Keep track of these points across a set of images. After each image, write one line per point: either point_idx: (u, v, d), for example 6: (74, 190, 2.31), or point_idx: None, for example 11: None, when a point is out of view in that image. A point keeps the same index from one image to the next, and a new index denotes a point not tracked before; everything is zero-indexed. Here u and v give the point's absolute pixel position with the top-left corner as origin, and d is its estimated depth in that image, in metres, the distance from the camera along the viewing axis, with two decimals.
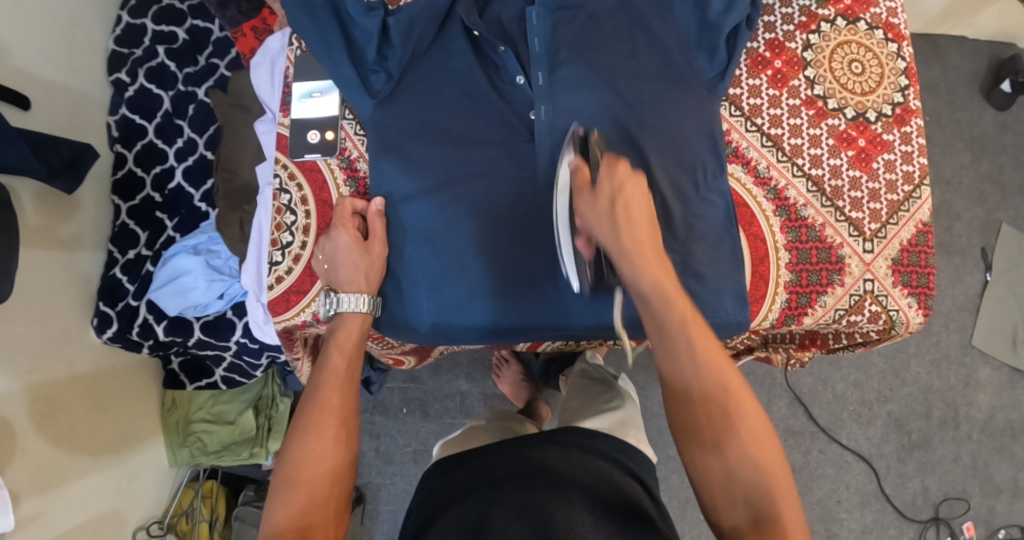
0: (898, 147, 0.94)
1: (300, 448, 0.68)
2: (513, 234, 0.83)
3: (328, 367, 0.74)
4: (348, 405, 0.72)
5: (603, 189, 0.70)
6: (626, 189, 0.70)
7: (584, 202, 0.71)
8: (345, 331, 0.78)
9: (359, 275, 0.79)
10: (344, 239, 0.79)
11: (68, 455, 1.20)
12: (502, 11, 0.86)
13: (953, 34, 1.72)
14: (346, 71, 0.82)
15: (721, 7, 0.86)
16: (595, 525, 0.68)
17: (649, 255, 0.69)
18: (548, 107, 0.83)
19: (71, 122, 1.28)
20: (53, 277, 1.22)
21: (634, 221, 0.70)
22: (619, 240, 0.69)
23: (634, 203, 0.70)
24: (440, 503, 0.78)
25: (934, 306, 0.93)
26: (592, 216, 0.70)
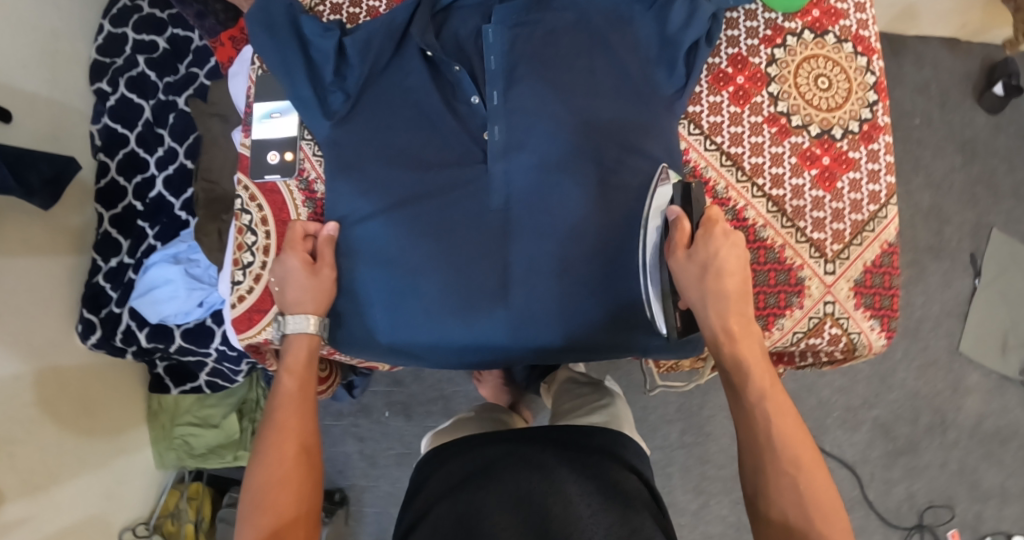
0: (864, 165, 0.94)
1: (263, 474, 0.67)
2: (466, 254, 0.83)
3: (281, 390, 0.75)
4: (306, 427, 0.73)
5: (699, 253, 0.71)
6: (724, 254, 0.71)
7: (677, 259, 0.73)
8: (294, 353, 0.78)
9: (307, 298, 0.79)
10: (292, 262, 0.80)
11: (56, 459, 1.22)
12: (459, 28, 0.87)
13: (945, 35, 1.69)
14: (304, 93, 0.83)
15: (681, 21, 0.85)
16: (597, 518, 0.67)
17: (734, 320, 0.71)
18: (503, 126, 0.82)
19: (54, 133, 1.30)
20: (37, 288, 1.24)
21: (728, 285, 0.71)
22: (707, 303, 0.71)
23: (729, 270, 0.71)
24: (429, 497, 0.77)
25: (897, 327, 0.93)
26: (684, 274, 0.72)
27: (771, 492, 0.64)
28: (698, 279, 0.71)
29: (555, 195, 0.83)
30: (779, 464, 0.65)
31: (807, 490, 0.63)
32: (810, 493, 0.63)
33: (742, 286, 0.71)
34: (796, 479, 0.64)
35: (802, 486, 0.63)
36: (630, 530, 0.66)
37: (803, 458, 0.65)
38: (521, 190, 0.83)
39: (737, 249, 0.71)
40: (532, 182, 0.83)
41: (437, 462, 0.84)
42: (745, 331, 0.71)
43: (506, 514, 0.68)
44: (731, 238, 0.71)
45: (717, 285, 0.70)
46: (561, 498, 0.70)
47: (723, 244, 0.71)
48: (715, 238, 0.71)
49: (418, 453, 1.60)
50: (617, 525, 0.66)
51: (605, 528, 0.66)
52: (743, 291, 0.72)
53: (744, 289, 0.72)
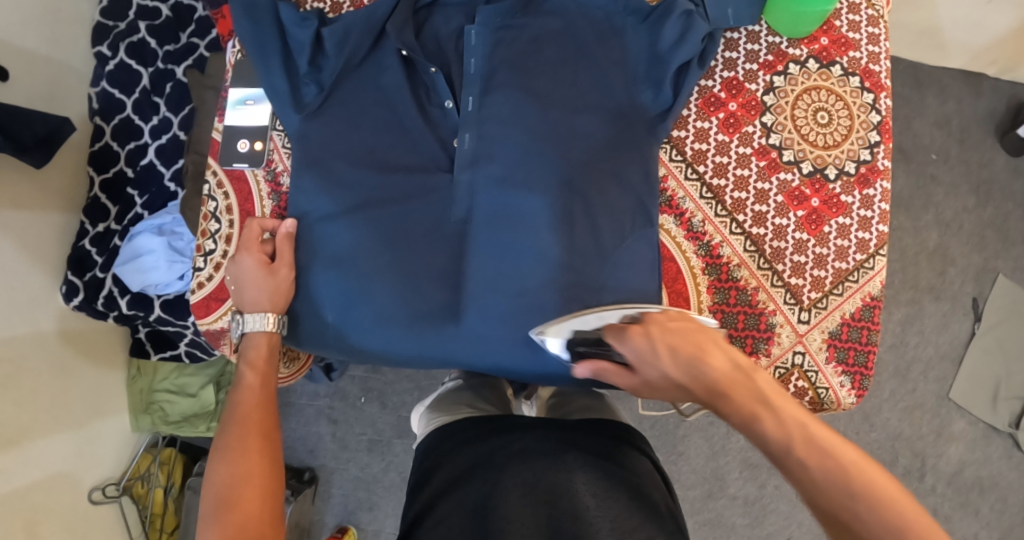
0: (856, 211, 0.90)
1: (227, 469, 0.66)
2: (422, 260, 0.81)
3: (243, 384, 0.75)
4: (270, 420, 0.73)
5: (644, 369, 0.65)
6: (661, 346, 0.65)
7: (641, 389, 0.67)
8: (254, 348, 0.78)
9: (263, 297, 0.79)
10: (247, 262, 0.80)
11: (29, 415, 1.23)
12: (441, 27, 0.85)
13: (972, 70, 1.62)
14: (277, 83, 0.82)
15: (673, 39, 0.82)
16: (601, 508, 0.65)
17: (724, 373, 0.62)
18: (474, 134, 0.80)
19: (51, 94, 1.30)
20: (23, 246, 1.26)
21: (692, 364, 0.63)
22: (706, 391, 0.62)
23: (677, 345, 0.64)
24: (438, 486, 0.76)
25: (869, 388, 0.89)
26: (662, 390, 0.66)
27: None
28: (675, 386, 0.65)
29: (515, 211, 0.80)
30: (830, 510, 0.55)
31: (881, 522, 0.52)
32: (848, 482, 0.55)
33: (700, 346, 0.64)
34: (858, 511, 0.54)
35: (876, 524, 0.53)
36: (634, 524, 0.64)
37: (855, 486, 0.54)
38: (483, 203, 0.80)
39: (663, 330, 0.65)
40: (494, 196, 0.80)
41: (435, 456, 0.83)
42: (740, 372, 0.62)
43: (521, 498, 0.68)
44: (648, 328, 0.66)
45: (683, 372, 0.63)
46: (568, 491, 0.68)
47: (652, 336, 0.65)
48: (638, 346, 0.65)
49: (390, 442, 1.60)
50: (622, 517, 0.64)
51: (610, 518, 0.64)
52: (703, 348, 0.64)
53: (700, 346, 0.64)
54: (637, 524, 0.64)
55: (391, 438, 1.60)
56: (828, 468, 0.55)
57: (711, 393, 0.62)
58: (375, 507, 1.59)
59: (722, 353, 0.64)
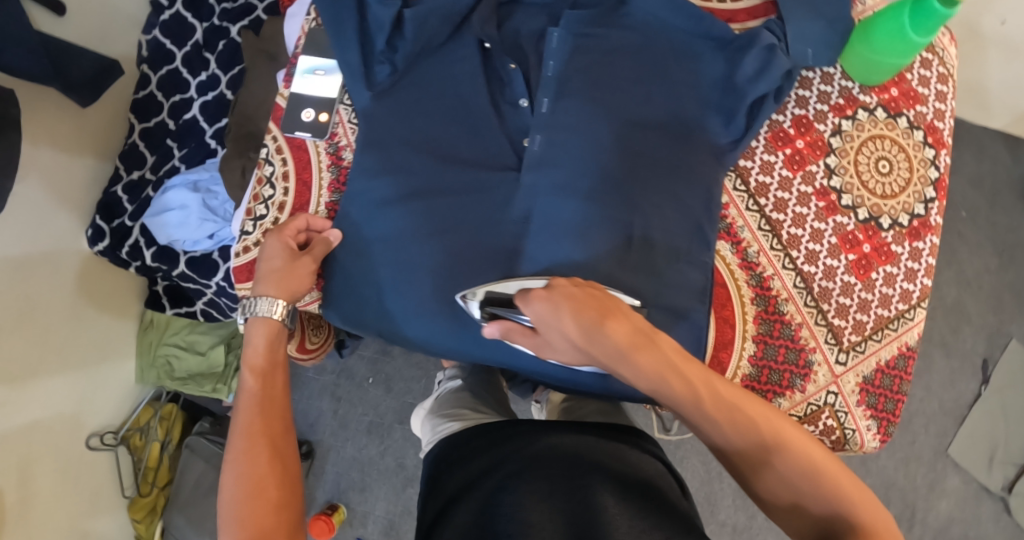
0: (904, 261, 0.91)
1: (233, 482, 0.67)
2: (475, 253, 0.81)
3: (242, 388, 0.74)
4: (277, 427, 0.73)
5: (546, 330, 0.67)
6: (563, 308, 0.66)
7: (542, 348, 0.70)
8: (251, 345, 0.77)
9: (275, 279, 0.77)
10: (275, 244, 0.79)
11: (37, 353, 1.21)
12: (522, 25, 0.85)
13: (1015, 134, 1.63)
14: (351, 58, 0.81)
15: (753, 71, 0.82)
16: (619, 508, 0.66)
17: (621, 339, 0.64)
18: (544, 137, 0.80)
19: (102, 35, 1.30)
20: (56, 182, 1.25)
21: (591, 327, 0.64)
22: (602, 353, 0.65)
23: (574, 308, 0.65)
24: (455, 487, 0.79)
25: (893, 434, 0.91)
26: (561, 350, 0.68)
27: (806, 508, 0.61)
28: (574, 346, 0.67)
29: (575, 219, 0.80)
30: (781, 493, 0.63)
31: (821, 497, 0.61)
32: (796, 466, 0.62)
33: (599, 309, 0.65)
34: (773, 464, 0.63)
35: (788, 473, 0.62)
36: (649, 526, 0.64)
37: (767, 440, 0.63)
38: (543, 205, 0.81)
39: (565, 293, 0.67)
40: (554, 201, 0.80)
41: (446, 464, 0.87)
42: (636, 336, 0.65)
43: (540, 501, 0.67)
44: (553, 293, 0.67)
45: (583, 336, 0.64)
46: (588, 492, 0.68)
47: (554, 298, 0.67)
48: (540, 306, 0.67)
49: (390, 426, 1.60)
50: (639, 519, 0.64)
51: (627, 519, 0.64)
52: (602, 309, 0.65)
53: (603, 311, 0.65)
54: (652, 526, 0.64)
55: (391, 422, 1.60)
56: (744, 429, 0.64)
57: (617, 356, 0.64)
58: (366, 489, 1.58)
59: (622, 318, 0.66)
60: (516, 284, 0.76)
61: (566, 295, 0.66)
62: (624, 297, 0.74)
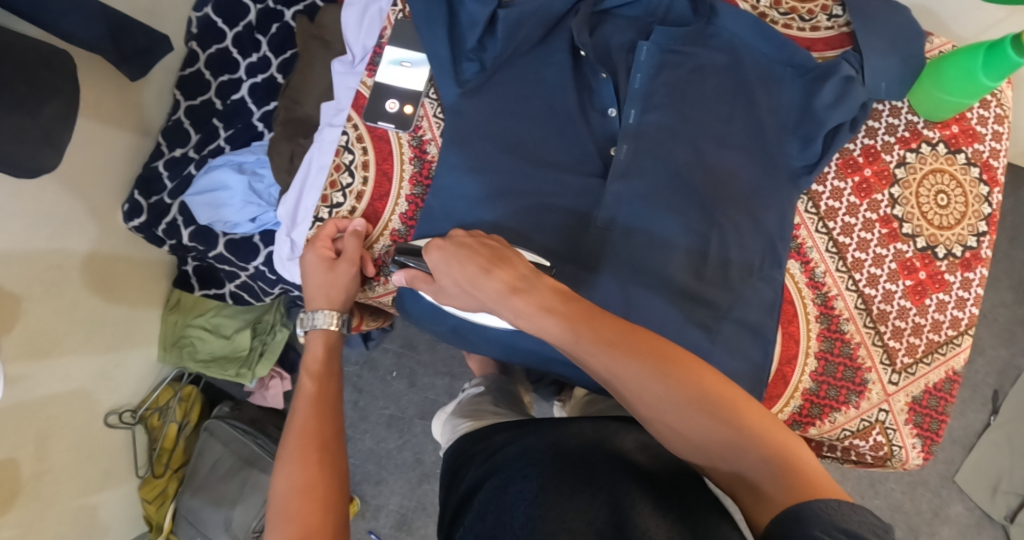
0: (956, 290, 0.94)
1: (285, 478, 0.67)
2: (560, 251, 0.82)
3: (300, 391, 0.76)
4: (328, 430, 0.73)
5: (442, 277, 0.71)
6: (455, 257, 0.70)
7: (441, 295, 0.74)
8: (311, 352, 0.81)
9: (321, 292, 0.82)
10: (311, 258, 0.82)
11: (64, 325, 1.19)
12: (612, 36, 0.86)
13: None
14: (442, 53, 0.82)
15: (831, 98, 0.84)
16: (638, 498, 0.64)
17: (504, 283, 0.67)
18: (631, 146, 0.82)
19: (155, 9, 1.28)
20: (97, 153, 1.23)
21: (475, 273, 0.68)
22: (487, 298, 0.68)
23: (460, 257, 0.70)
24: (467, 486, 0.79)
25: (936, 453, 0.93)
26: (456, 297, 0.71)
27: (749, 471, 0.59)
28: (467, 292, 0.70)
29: (656, 229, 0.82)
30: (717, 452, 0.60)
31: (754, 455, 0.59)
32: (727, 429, 0.60)
33: (485, 258, 0.69)
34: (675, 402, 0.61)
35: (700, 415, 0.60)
36: (667, 520, 0.62)
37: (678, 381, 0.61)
38: (628, 213, 0.82)
39: (455, 243, 0.70)
40: (640, 210, 0.82)
41: (463, 460, 0.88)
42: (521, 282, 0.67)
43: (568, 492, 0.64)
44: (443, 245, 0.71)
45: (469, 280, 0.68)
46: (611, 488, 0.66)
47: (446, 248, 0.71)
48: (434, 253, 0.71)
49: (410, 420, 1.59)
50: (658, 513, 0.63)
51: (647, 511, 0.62)
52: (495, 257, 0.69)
53: (491, 259, 0.69)
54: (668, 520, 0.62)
55: (412, 417, 1.59)
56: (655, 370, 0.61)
57: (527, 311, 0.66)
58: (382, 482, 1.57)
59: (508, 266, 0.68)
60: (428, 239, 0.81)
61: (457, 245, 0.70)
62: (529, 254, 0.76)
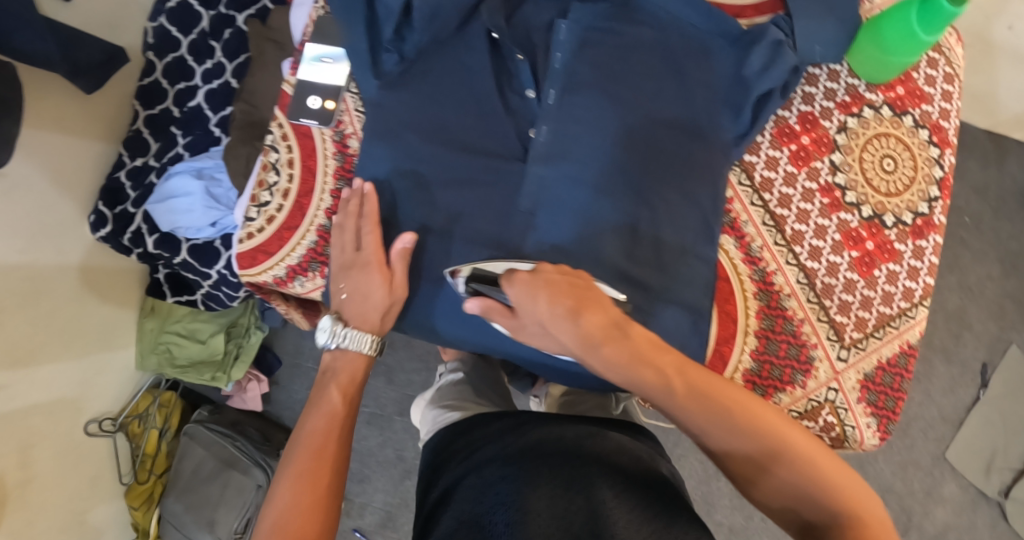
0: (907, 259, 0.91)
1: (287, 496, 0.63)
2: (493, 233, 0.82)
3: (324, 408, 0.71)
4: (341, 450, 0.68)
5: (523, 312, 0.66)
6: (541, 294, 0.65)
7: (519, 331, 0.69)
8: (346, 371, 0.76)
9: (376, 313, 0.78)
10: (374, 276, 0.77)
11: (39, 337, 1.19)
12: (532, 17, 0.84)
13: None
14: (359, 45, 0.81)
15: (760, 65, 0.82)
16: (618, 504, 0.60)
17: (592, 328, 0.64)
18: (551, 127, 0.80)
19: (109, 22, 1.29)
20: (66, 162, 1.24)
21: (563, 313, 0.64)
22: (571, 342, 0.65)
23: (553, 297, 0.64)
24: (442, 489, 0.75)
25: (892, 431, 0.90)
26: (536, 335, 0.68)
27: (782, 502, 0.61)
28: (549, 332, 0.66)
29: (585, 209, 0.81)
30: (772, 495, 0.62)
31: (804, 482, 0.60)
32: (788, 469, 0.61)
33: (575, 298, 0.65)
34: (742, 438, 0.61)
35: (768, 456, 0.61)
36: (648, 525, 0.59)
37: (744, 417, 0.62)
38: (552, 194, 0.81)
39: (546, 279, 0.65)
40: (566, 192, 0.81)
41: (447, 455, 0.84)
42: (613, 330, 0.64)
43: (541, 488, 0.63)
44: (535, 277, 0.65)
45: (552, 320, 0.64)
46: (586, 481, 0.64)
47: (534, 283, 0.65)
48: (521, 289, 0.65)
49: (390, 417, 1.54)
50: (636, 516, 0.59)
51: (624, 516, 0.59)
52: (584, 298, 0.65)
53: (580, 299, 0.65)
54: (650, 526, 0.58)
55: (392, 414, 1.54)
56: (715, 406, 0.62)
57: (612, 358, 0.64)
58: (366, 479, 1.54)
59: (598, 309, 0.65)
60: (505, 265, 0.74)
61: (545, 280, 0.66)
62: (608, 288, 0.72)
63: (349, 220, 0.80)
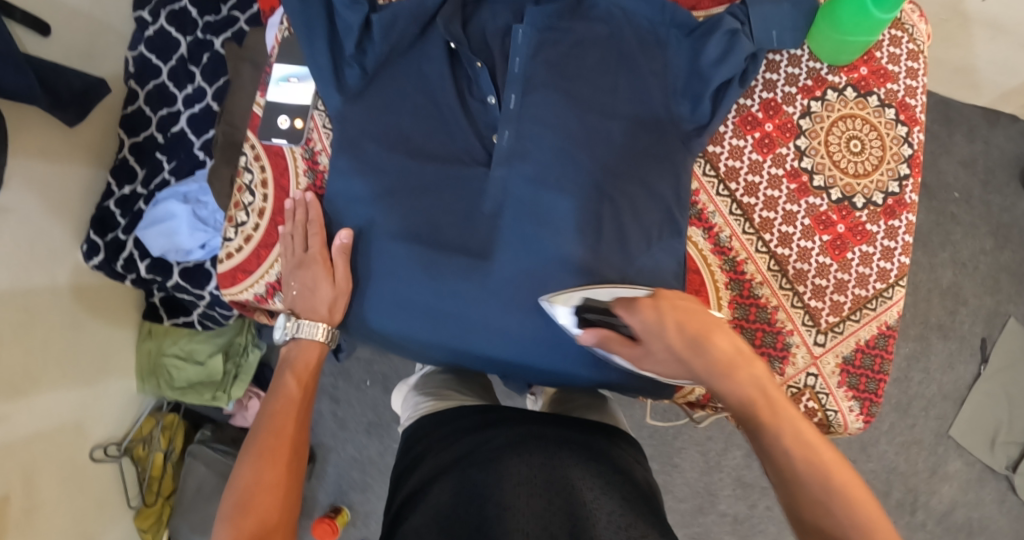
0: (880, 240, 0.90)
1: (251, 474, 0.67)
2: (457, 241, 0.83)
3: (283, 393, 0.76)
4: (298, 433, 0.73)
5: (652, 341, 0.65)
6: (669, 320, 0.64)
7: (644, 360, 0.67)
8: (302, 357, 0.81)
9: (324, 306, 0.82)
10: (317, 272, 0.82)
11: (37, 364, 1.18)
12: (489, 22, 0.86)
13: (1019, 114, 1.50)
14: (321, 62, 0.82)
15: (716, 55, 0.82)
16: (599, 502, 0.59)
17: (725, 351, 0.62)
18: (513, 131, 0.82)
19: (88, 51, 1.31)
20: (52, 193, 1.25)
21: (695, 339, 0.63)
22: (702, 368, 0.62)
23: (683, 322, 0.64)
24: (426, 473, 0.70)
25: (877, 414, 0.90)
26: (662, 362, 0.66)
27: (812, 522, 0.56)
28: (678, 361, 0.64)
29: (545, 209, 0.82)
30: (811, 503, 0.57)
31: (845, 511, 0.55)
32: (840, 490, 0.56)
33: (704, 324, 0.64)
34: (834, 513, 0.56)
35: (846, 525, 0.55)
36: (632, 522, 0.56)
37: (837, 487, 0.56)
38: (516, 198, 0.82)
39: (672, 306, 0.65)
40: (530, 194, 0.82)
41: (424, 446, 0.77)
42: (741, 356, 0.62)
43: (519, 487, 0.61)
44: (660, 303, 0.66)
45: (687, 349, 0.63)
46: (563, 478, 0.63)
47: (661, 310, 0.65)
48: (646, 316, 0.65)
49: (389, 426, 1.55)
50: (619, 512, 0.57)
51: (607, 512, 0.57)
52: (710, 324, 0.64)
53: (706, 325, 0.64)
54: (632, 522, 0.56)
55: (389, 422, 1.55)
56: (813, 470, 0.58)
57: (721, 368, 0.62)
58: (368, 489, 1.54)
59: (726, 335, 0.64)
60: (613, 292, 0.74)
61: (672, 308, 0.65)
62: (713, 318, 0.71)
63: (295, 226, 0.85)
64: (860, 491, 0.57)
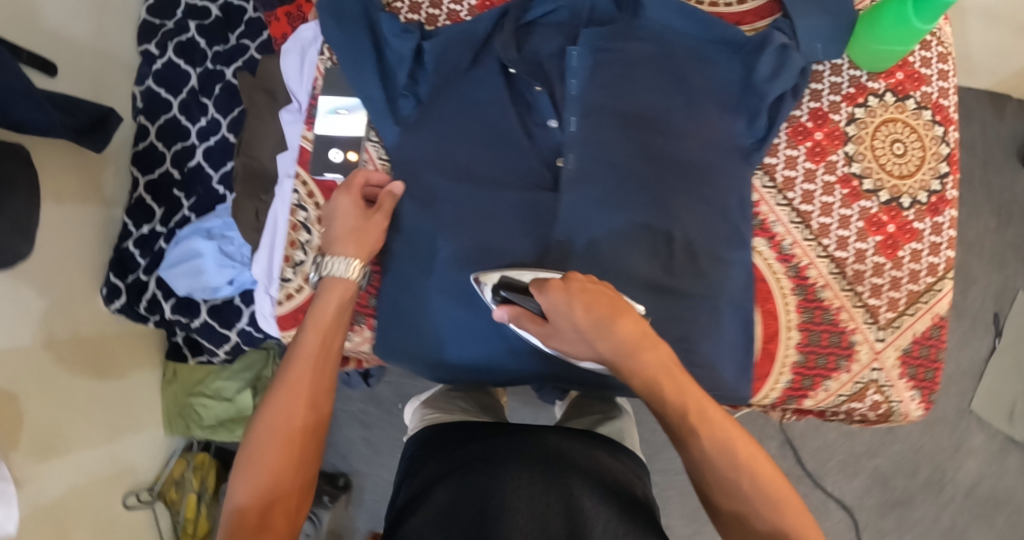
0: (927, 236, 0.92)
1: (266, 427, 0.65)
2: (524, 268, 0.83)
3: (303, 344, 0.71)
4: (319, 388, 0.70)
5: (558, 321, 0.62)
6: (576, 302, 0.61)
7: (552, 338, 0.64)
8: (323, 305, 0.75)
9: (351, 240, 0.79)
10: (343, 201, 0.81)
11: (64, 419, 1.13)
12: (541, 46, 0.86)
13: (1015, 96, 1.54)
14: (374, 93, 0.83)
15: (768, 72, 0.84)
16: (597, 510, 0.57)
17: (630, 334, 0.60)
18: (577, 155, 0.82)
19: (96, 86, 1.26)
20: (71, 238, 1.20)
21: (602, 319, 0.60)
22: (607, 349, 0.60)
23: (587, 303, 0.61)
24: (427, 480, 0.65)
25: (936, 400, 0.93)
26: (569, 341, 0.63)
27: (717, 492, 0.59)
28: (585, 341, 0.62)
29: (605, 227, 0.82)
30: (717, 475, 0.59)
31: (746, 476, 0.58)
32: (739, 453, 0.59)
33: (610, 304, 0.61)
34: (734, 478, 0.58)
35: (746, 487, 0.58)
36: (626, 531, 0.56)
37: (739, 456, 0.59)
38: (585, 222, 0.82)
39: (582, 289, 0.61)
40: (598, 216, 0.82)
41: (426, 452, 0.71)
42: (644, 338, 0.61)
43: (517, 487, 0.58)
44: (569, 283, 0.61)
45: (592, 328, 0.60)
46: (563, 478, 0.60)
47: (571, 292, 0.61)
48: (556, 298, 0.61)
49: None
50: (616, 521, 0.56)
51: (603, 521, 0.56)
52: (613, 302, 0.61)
53: (616, 307, 0.61)
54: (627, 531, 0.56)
55: None
56: (713, 440, 0.59)
57: (622, 348, 0.60)
58: None
59: (631, 315, 0.61)
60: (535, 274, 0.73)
61: (579, 289, 0.61)
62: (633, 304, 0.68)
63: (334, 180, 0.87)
64: (759, 455, 0.59)
